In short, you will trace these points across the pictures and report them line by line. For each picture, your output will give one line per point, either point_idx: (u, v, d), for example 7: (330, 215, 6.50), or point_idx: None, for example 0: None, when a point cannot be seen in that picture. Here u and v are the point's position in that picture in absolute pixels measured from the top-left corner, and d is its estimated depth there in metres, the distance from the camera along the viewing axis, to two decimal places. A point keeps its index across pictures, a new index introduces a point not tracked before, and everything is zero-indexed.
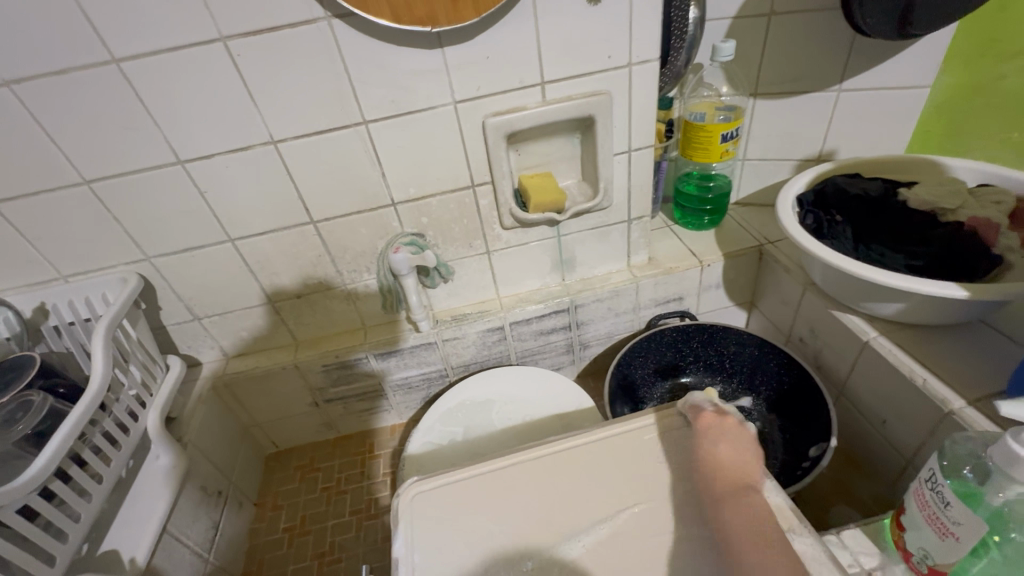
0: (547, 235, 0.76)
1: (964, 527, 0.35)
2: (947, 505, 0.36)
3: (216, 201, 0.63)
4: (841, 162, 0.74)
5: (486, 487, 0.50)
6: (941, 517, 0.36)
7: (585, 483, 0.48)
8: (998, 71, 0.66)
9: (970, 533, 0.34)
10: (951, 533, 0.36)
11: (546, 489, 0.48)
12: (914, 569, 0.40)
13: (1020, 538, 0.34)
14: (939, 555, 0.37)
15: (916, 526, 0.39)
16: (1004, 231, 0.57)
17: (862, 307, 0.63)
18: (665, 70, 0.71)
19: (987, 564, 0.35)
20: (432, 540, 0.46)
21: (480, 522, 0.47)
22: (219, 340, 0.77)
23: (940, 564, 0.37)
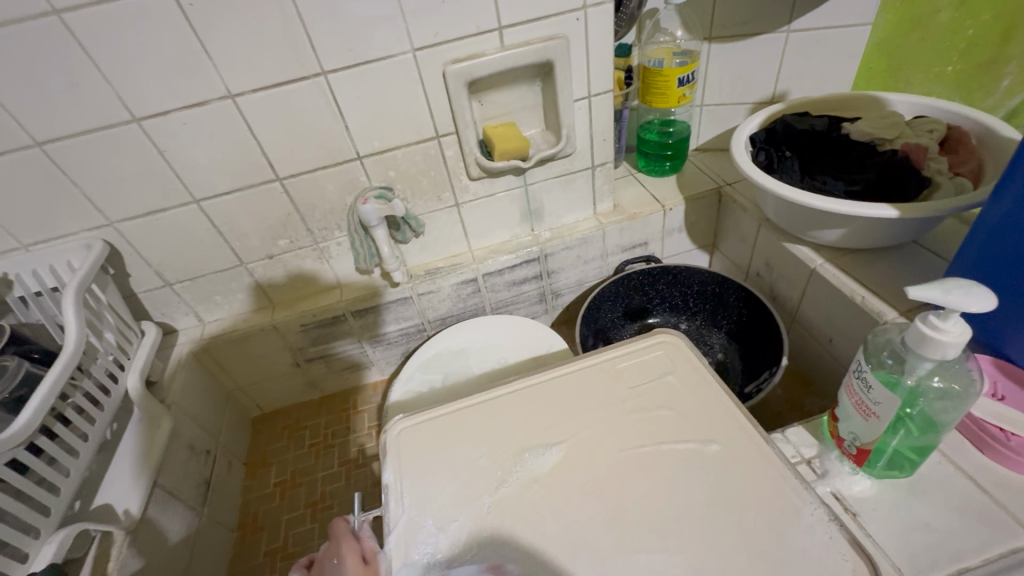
0: (513, 185, 0.77)
1: (882, 405, 0.39)
2: (870, 389, 0.40)
3: (178, 161, 0.63)
4: (791, 101, 0.77)
5: (461, 420, 0.56)
6: (865, 400, 0.41)
7: (548, 410, 0.55)
8: (935, 6, 0.69)
9: (887, 410, 0.39)
10: (873, 413, 0.40)
11: (514, 418, 0.54)
12: (845, 453, 0.45)
13: (928, 408, 0.39)
14: (864, 436, 0.42)
15: (847, 414, 0.44)
16: (933, 155, 0.62)
17: (809, 236, 0.68)
18: (619, 13, 0.73)
19: (903, 436, 0.41)
20: (417, 464, 0.52)
21: (457, 447, 0.53)
22: (193, 306, 0.77)
23: (865, 442, 0.42)
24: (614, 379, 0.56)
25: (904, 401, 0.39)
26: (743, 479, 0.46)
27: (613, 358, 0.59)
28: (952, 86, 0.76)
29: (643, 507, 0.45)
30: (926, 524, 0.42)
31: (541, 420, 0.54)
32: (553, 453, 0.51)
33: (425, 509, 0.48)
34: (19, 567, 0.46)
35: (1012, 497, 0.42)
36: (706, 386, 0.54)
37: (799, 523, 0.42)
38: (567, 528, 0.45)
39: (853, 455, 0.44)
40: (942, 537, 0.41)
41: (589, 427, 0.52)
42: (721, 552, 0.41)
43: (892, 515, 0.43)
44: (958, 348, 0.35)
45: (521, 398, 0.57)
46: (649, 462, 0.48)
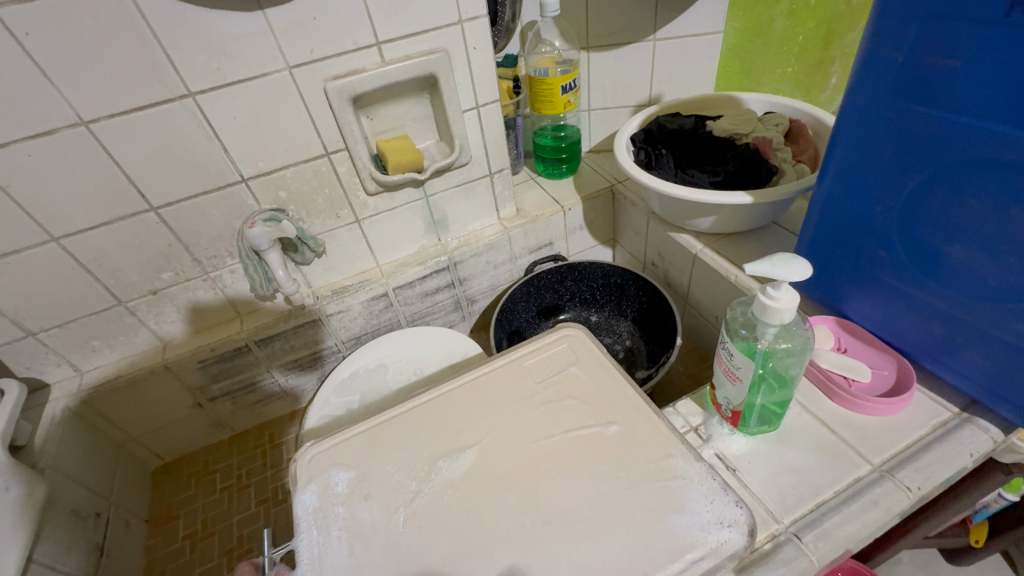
0: (414, 197, 0.78)
1: (742, 369, 0.44)
2: (732, 356, 0.45)
3: (25, 196, 0.56)
4: (664, 104, 0.85)
5: (373, 437, 0.55)
6: (730, 367, 0.46)
7: (459, 415, 0.56)
8: (769, 15, 0.80)
9: (746, 373, 0.44)
10: (737, 378, 0.46)
11: (427, 429, 0.55)
12: (724, 417, 0.51)
13: (779, 368, 0.44)
14: (735, 398, 0.47)
15: (720, 381, 0.49)
16: (777, 146, 0.70)
17: (688, 224, 0.74)
18: (496, 26, 0.76)
19: (763, 395, 0.46)
20: (330, 489, 0.51)
21: (371, 466, 0.52)
22: (65, 355, 0.70)
23: (736, 404, 0.47)
24: (522, 378, 0.58)
25: (759, 364, 0.44)
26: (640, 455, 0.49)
27: (520, 357, 0.61)
28: (794, 84, 0.88)
29: (552, 494, 0.47)
30: (791, 469, 0.48)
31: (453, 426, 0.55)
32: (466, 456, 0.52)
33: (339, 536, 0.47)
34: None
35: (856, 434, 0.49)
36: (605, 373, 0.57)
37: (689, 485, 0.46)
38: (482, 527, 0.46)
39: (729, 418, 0.49)
40: (805, 478, 0.47)
41: (500, 426, 0.54)
42: (624, 524, 0.45)
43: (764, 465, 0.49)
44: (791, 312, 0.40)
45: (433, 407, 0.57)
46: (557, 451, 0.51)
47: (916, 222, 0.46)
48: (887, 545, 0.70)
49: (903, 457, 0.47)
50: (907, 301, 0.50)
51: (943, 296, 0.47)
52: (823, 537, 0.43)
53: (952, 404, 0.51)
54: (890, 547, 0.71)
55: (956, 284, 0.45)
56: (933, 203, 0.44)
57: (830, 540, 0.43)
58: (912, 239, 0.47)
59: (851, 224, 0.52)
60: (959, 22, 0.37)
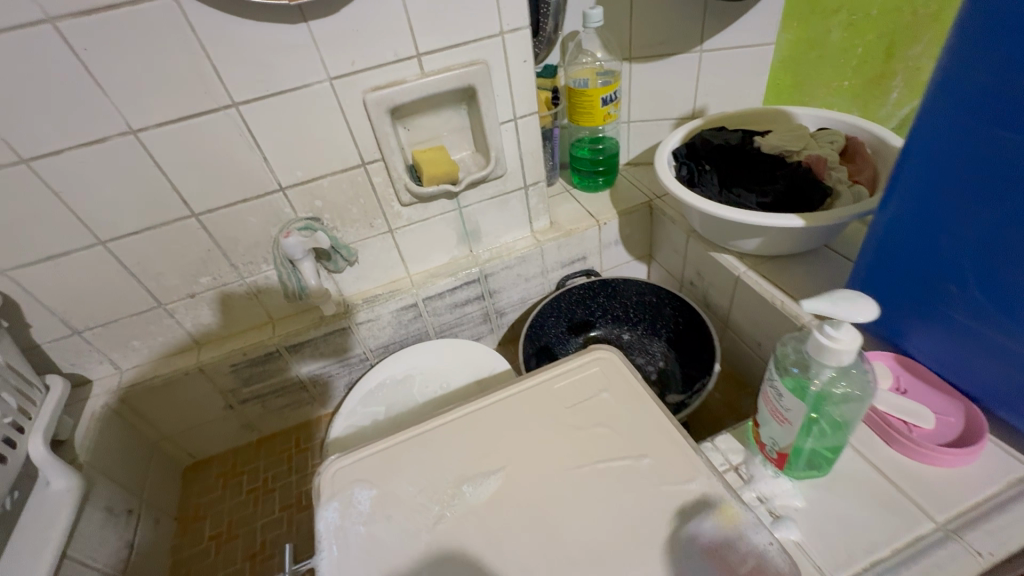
0: (447, 209, 0.77)
1: (792, 411, 0.41)
2: (781, 397, 0.42)
3: (76, 200, 0.58)
4: (709, 117, 0.81)
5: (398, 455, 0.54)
6: (778, 407, 0.43)
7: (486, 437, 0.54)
8: (827, 26, 0.75)
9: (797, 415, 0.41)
10: (786, 420, 0.42)
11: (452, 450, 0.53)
12: (768, 458, 0.47)
13: (834, 412, 0.41)
14: (782, 441, 0.44)
15: (766, 420, 0.45)
16: (833, 166, 0.66)
17: (731, 245, 0.71)
18: (538, 37, 0.74)
19: (814, 440, 0.43)
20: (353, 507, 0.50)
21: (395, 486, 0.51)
22: (107, 353, 0.72)
23: (783, 446, 0.44)
24: (551, 401, 0.56)
25: (812, 407, 0.41)
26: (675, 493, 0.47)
27: (550, 380, 0.59)
28: (850, 99, 0.82)
29: (580, 529, 0.45)
30: (841, 520, 0.44)
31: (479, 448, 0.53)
32: (492, 481, 0.50)
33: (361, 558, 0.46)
34: None
35: (916, 485, 0.45)
36: (640, 402, 0.55)
37: (729, 532, 0.43)
38: (505, 560, 0.44)
39: (774, 460, 0.46)
40: (858, 531, 0.43)
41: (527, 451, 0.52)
42: (656, 570, 0.42)
43: (811, 514, 0.45)
44: (851, 354, 0.37)
45: (459, 427, 0.55)
46: (585, 483, 0.48)
47: (993, 258, 0.42)
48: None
49: (972, 516, 0.43)
50: (979, 343, 0.46)
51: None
52: None
53: None
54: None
55: None
56: (1016, 238, 0.40)
57: None
58: (988, 276, 0.43)
59: (915, 256, 0.48)
60: None
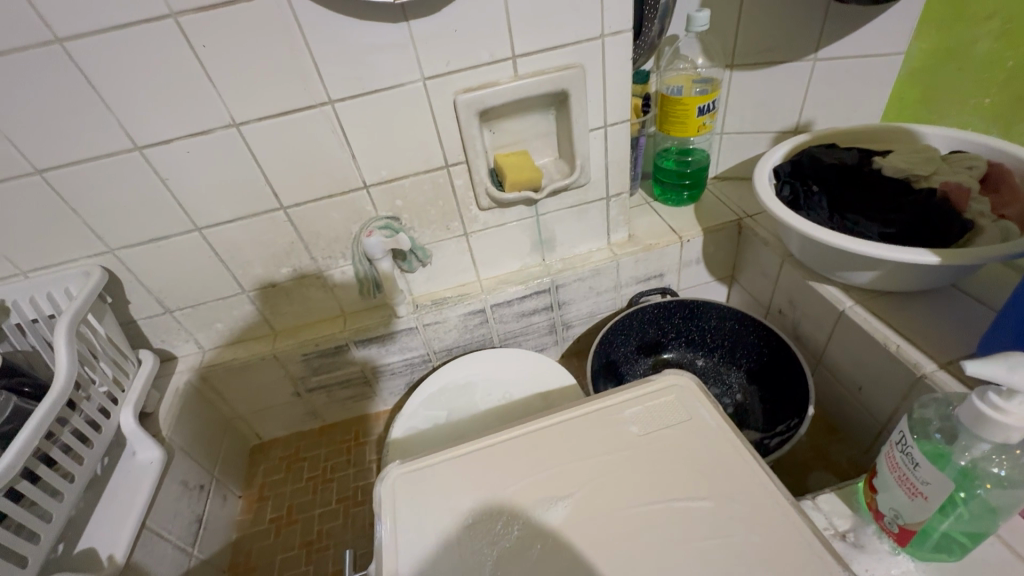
0: (525, 215, 0.74)
1: (931, 486, 0.35)
2: (916, 466, 0.36)
3: (179, 188, 0.61)
4: (817, 132, 0.74)
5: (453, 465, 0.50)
6: (910, 477, 0.37)
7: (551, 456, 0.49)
8: (973, 35, 0.66)
9: (937, 491, 0.35)
10: (919, 494, 0.36)
11: (513, 468, 0.48)
12: (885, 531, 0.41)
13: (985, 494, 0.34)
14: (909, 515, 0.38)
15: (888, 488, 0.39)
16: (976, 197, 0.58)
17: (837, 276, 0.64)
18: (638, 41, 0.70)
19: (953, 521, 0.36)
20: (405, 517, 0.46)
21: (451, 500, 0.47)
22: (193, 333, 0.75)
23: (910, 522, 0.38)
24: (626, 426, 0.50)
25: (958, 484, 0.34)
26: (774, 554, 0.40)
27: (625, 402, 0.52)
28: (989, 118, 0.71)
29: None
30: None
31: (543, 470, 0.48)
32: (562, 505, 0.45)
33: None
34: None
35: None
36: (728, 440, 0.47)
37: None
38: None
39: (895, 535, 0.40)
40: None
41: (599, 479, 0.46)
42: None
43: None
44: (1021, 431, 0.31)
45: (521, 444, 0.50)
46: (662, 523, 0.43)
47: None
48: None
49: None
50: None
51: None
52: None
53: None
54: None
55: None
56: None
57: None
58: None
59: None
60: None
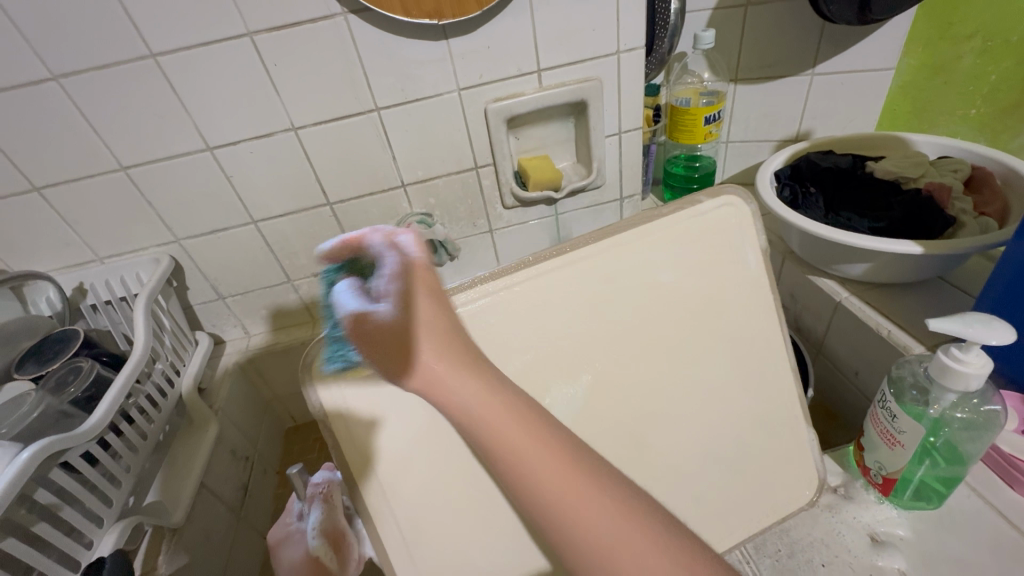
0: (545, 214, 0.81)
1: (907, 435, 0.40)
2: (894, 418, 0.41)
3: (241, 184, 0.69)
4: (815, 140, 0.80)
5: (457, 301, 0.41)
6: (890, 429, 0.42)
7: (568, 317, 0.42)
8: (957, 52, 0.72)
9: (913, 439, 0.40)
10: (897, 443, 0.41)
11: (522, 341, 0.42)
12: (873, 485, 0.46)
13: (953, 437, 0.40)
14: (890, 465, 0.43)
15: (872, 444, 0.44)
16: (957, 195, 0.63)
17: (833, 269, 0.69)
18: (649, 57, 0.77)
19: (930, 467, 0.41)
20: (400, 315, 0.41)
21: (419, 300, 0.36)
22: (241, 319, 0.83)
23: (891, 471, 0.43)
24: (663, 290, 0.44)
25: (929, 431, 0.40)
26: (766, 454, 0.45)
27: (669, 239, 0.45)
28: (976, 128, 0.76)
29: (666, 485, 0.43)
30: (955, 556, 0.42)
31: (557, 347, 0.42)
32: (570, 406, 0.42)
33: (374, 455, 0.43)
34: (83, 551, 0.48)
35: None
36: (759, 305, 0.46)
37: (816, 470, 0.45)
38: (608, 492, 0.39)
39: (880, 486, 0.45)
40: (972, 571, 0.40)
41: (622, 366, 0.43)
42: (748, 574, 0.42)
43: (919, 546, 0.43)
44: (980, 379, 0.36)
45: (539, 301, 0.42)
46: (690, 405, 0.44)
47: None
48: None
49: None
50: None
51: None
52: None
53: None
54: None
55: None
56: None
57: None
58: None
59: None
60: None
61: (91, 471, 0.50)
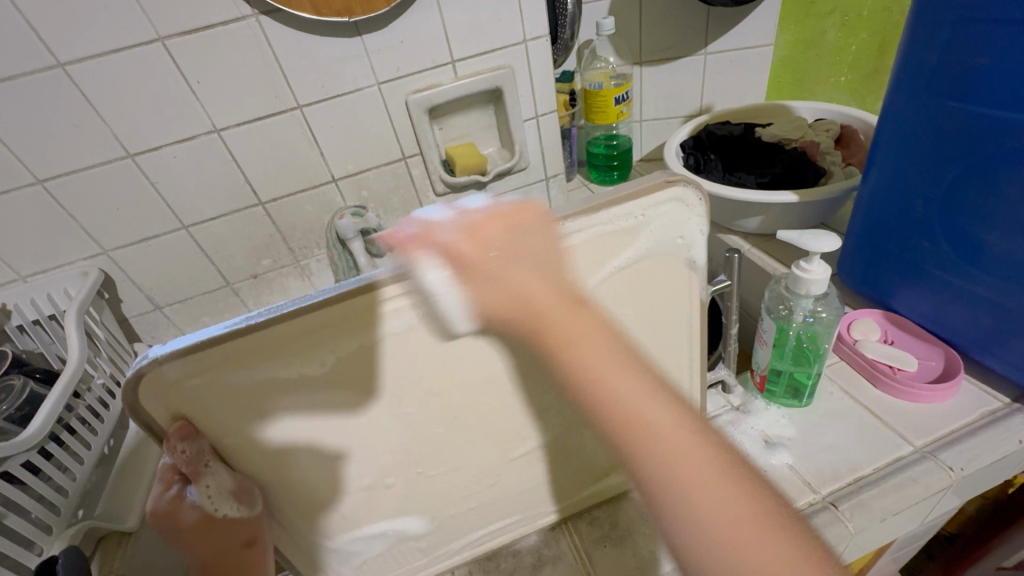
0: (477, 198, 0.86)
1: (770, 333, 0.50)
2: (763, 325, 0.51)
3: (168, 190, 0.69)
4: (714, 113, 0.88)
5: (295, 355, 0.32)
6: (762, 333, 0.51)
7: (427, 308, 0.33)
8: (822, 27, 0.83)
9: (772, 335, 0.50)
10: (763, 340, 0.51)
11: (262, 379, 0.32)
12: (760, 385, 0.54)
13: (811, 333, 0.49)
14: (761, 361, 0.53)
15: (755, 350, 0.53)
16: (826, 150, 0.73)
17: (735, 225, 0.75)
18: (555, 44, 0.84)
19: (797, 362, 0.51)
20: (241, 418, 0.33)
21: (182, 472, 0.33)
22: (182, 328, 0.82)
23: (763, 367, 0.53)
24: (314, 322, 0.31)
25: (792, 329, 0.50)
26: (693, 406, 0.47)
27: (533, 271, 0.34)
28: (847, 93, 0.88)
29: None
30: (832, 446, 0.49)
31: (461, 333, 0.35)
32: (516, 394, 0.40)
33: (318, 465, 0.37)
34: (32, 557, 0.49)
35: (901, 418, 0.50)
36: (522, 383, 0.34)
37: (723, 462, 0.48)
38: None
39: (759, 379, 0.54)
40: (845, 455, 0.47)
41: None
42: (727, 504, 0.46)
43: (803, 442, 0.49)
44: (822, 285, 0.44)
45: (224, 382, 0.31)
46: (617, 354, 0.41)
47: (954, 211, 0.47)
48: (880, 551, 0.68)
49: (946, 440, 0.47)
50: (952, 291, 0.50)
51: (987, 283, 0.47)
52: (860, 506, 0.44)
53: (1000, 394, 0.50)
54: (888, 553, 0.69)
55: (1000, 273, 0.45)
56: (968, 195, 0.46)
57: (867, 510, 0.43)
58: (953, 228, 0.48)
59: (893, 218, 0.53)
60: (992, 25, 0.39)
61: (32, 480, 0.50)
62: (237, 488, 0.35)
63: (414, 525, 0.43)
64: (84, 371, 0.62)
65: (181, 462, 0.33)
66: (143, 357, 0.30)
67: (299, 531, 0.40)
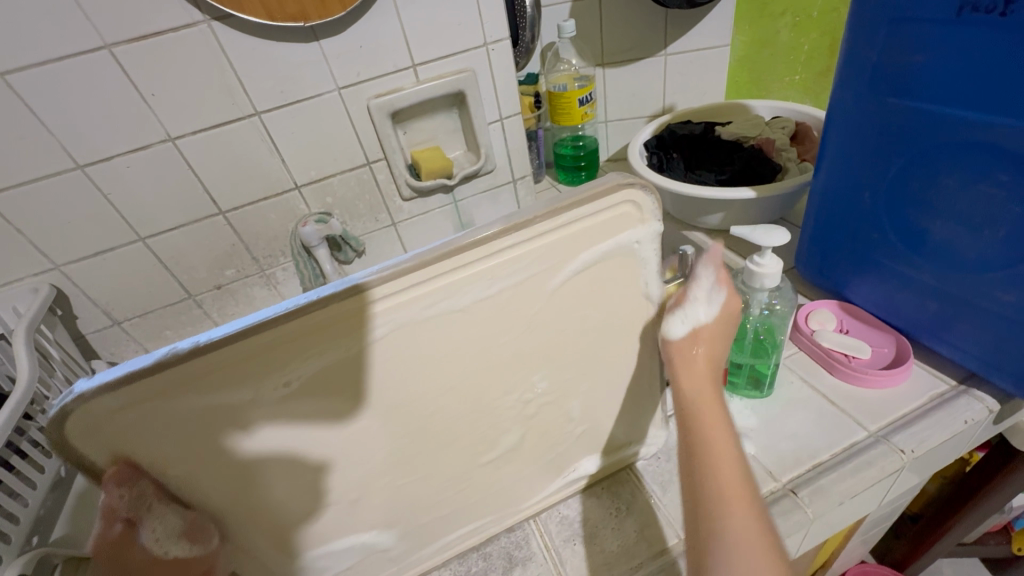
0: (445, 201, 0.86)
1: None
2: None
3: (122, 201, 0.67)
4: (676, 113, 0.90)
5: (239, 380, 0.31)
6: None
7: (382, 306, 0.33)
8: (775, 27, 0.85)
9: None
10: None
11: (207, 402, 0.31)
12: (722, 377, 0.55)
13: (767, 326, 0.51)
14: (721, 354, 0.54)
15: None
16: (782, 146, 0.75)
17: (698, 222, 0.77)
18: (517, 47, 0.85)
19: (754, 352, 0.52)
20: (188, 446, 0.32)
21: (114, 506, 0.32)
22: (143, 343, 0.79)
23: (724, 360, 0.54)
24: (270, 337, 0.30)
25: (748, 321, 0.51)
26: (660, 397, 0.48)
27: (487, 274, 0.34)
28: (801, 93, 0.90)
29: None
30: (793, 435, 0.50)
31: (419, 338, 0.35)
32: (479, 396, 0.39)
33: (278, 479, 0.36)
34: None
35: (857, 405, 0.51)
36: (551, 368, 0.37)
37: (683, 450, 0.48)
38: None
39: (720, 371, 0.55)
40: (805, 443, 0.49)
41: (530, 331, 0.38)
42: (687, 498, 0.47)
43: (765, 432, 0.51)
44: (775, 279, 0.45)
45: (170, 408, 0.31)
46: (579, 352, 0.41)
47: (901, 203, 0.49)
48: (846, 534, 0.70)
49: (899, 424, 0.49)
50: (901, 280, 0.52)
51: (932, 271, 0.49)
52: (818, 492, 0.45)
53: (948, 376, 0.52)
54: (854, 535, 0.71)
55: (944, 260, 0.47)
56: (913, 186, 0.48)
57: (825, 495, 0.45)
58: (901, 220, 0.50)
59: (845, 211, 0.55)
60: (926, 25, 0.41)
61: None
62: (187, 526, 0.34)
63: (381, 535, 0.42)
64: (36, 391, 0.60)
65: (123, 503, 0.32)
66: (69, 394, 0.29)
67: (262, 548, 0.39)
